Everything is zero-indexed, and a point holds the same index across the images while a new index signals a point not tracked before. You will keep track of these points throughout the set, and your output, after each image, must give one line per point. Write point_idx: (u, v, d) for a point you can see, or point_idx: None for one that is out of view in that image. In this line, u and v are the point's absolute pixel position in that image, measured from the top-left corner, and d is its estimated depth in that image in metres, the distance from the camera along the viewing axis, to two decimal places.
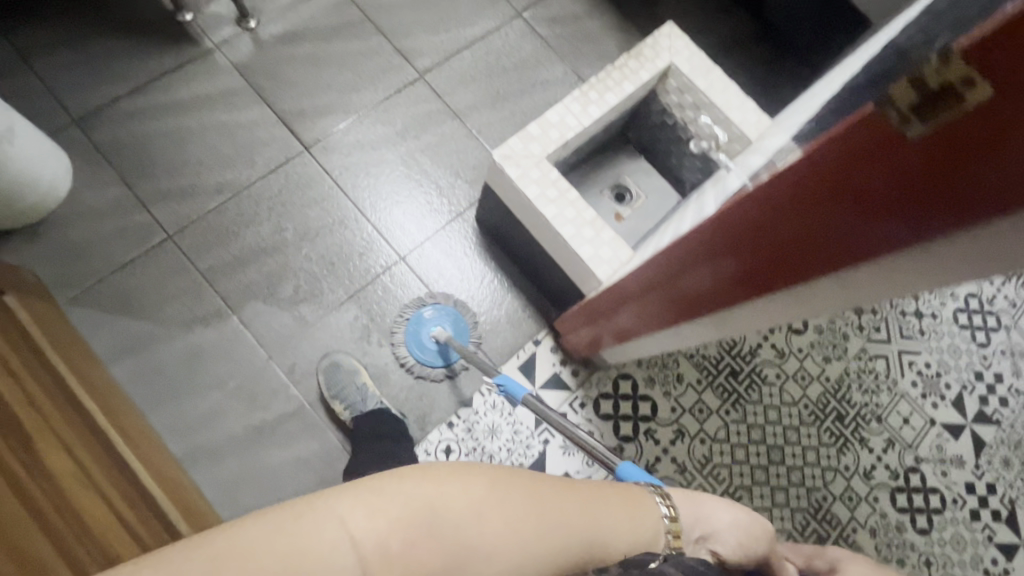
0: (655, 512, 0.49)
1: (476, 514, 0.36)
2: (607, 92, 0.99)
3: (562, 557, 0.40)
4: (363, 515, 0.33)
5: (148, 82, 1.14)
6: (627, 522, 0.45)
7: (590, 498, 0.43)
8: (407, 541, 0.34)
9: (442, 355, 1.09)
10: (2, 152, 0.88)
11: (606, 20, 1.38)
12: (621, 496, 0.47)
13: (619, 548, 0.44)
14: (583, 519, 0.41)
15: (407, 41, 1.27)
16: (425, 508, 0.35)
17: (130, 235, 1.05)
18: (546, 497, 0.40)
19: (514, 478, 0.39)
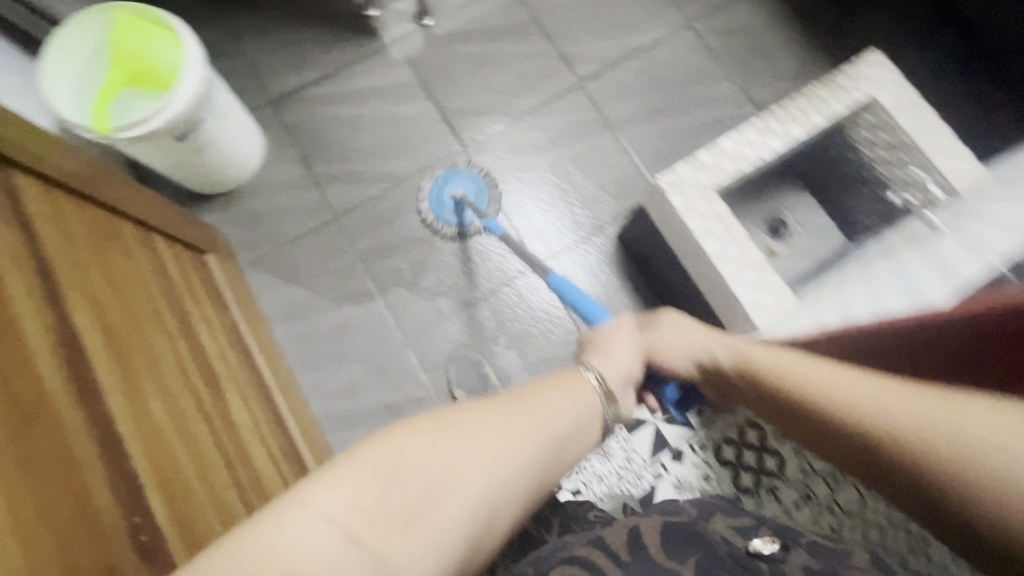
0: (583, 382, 0.67)
1: (428, 454, 0.49)
2: (792, 123, 0.91)
3: (516, 449, 0.54)
4: (331, 491, 0.43)
5: (334, 71, 1.24)
6: (561, 403, 0.62)
7: (515, 402, 0.58)
8: (376, 494, 0.45)
9: (456, 214, 1.15)
10: (220, 129, 1.00)
11: (785, 36, 1.27)
12: (548, 385, 0.63)
13: (563, 425, 0.60)
14: (517, 416, 0.56)
15: (571, 46, 1.26)
16: (378, 461, 0.46)
17: (304, 210, 1.16)
18: (472, 415, 0.54)
19: (439, 420, 0.52)
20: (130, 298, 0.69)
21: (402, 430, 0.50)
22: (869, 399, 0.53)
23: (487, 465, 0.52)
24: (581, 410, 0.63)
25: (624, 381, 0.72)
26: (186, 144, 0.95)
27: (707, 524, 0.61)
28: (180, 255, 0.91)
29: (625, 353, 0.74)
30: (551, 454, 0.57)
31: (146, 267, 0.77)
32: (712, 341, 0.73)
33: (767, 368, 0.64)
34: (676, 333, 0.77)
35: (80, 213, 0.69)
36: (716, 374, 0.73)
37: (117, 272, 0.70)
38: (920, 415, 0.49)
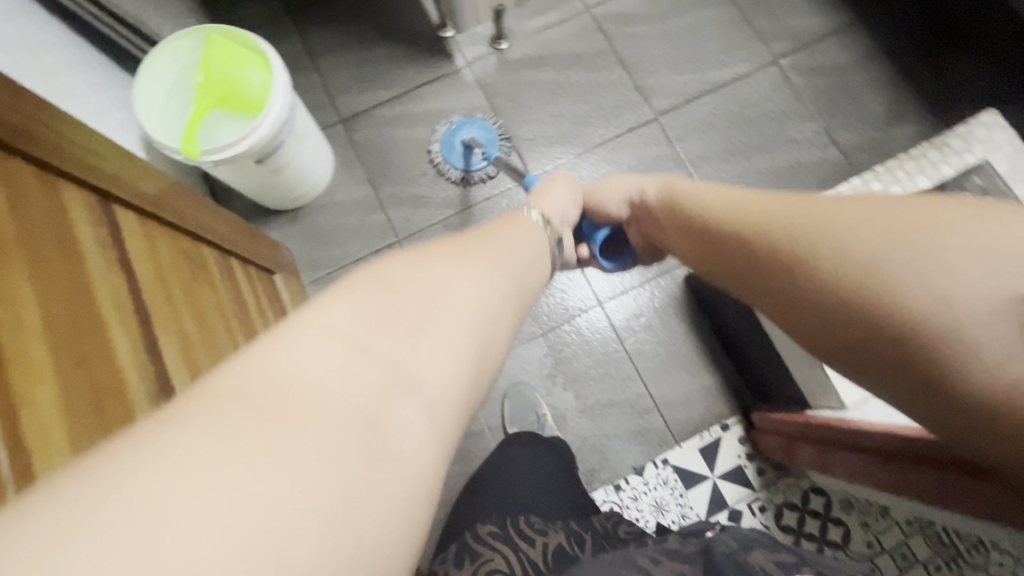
0: (530, 223, 0.69)
1: (415, 272, 0.45)
2: (894, 184, 0.85)
3: (495, 274, 0.51)
4: (328, 309, 0.39)
5: (405, 90, 1.23)
6: (521, 246, 0.62)
7: (479, 241, 0.56)
8: (376, 308, 0.41)
9: (462, 159, 1.17)
10: (297, 151, 1.00)
11: (878, 78, 1.20)
12: (501, 226, 0.64)
13: (523, 256, 0.60)
14: (483, 246, 0.55)
15: (649, 78, 1.22)
16: (368, 287, 0.42)
17: (368, 232, 1.16)
18: (447, 250, 0.51)
19: (415, 254, 0.48)
20: (214, 335, 0.69)
21: (381, 263, 0.46)
22: (810, 227, 0.53)
23: (476, 283, 0.48)
24: (534, 244, 0.65)
25: (562, 221, 0.77)
26: (265, 166, 0.95)
27: (748, 556, 0.60)
28: (252, 278, 0.91)
29: (561, 197, 0.79)
30: (520, 274, 0.56)
31: (226, 298, 0.78)
32: (646, 179, 0.78)
33: (697, 204, 0.68)
34: (612, 184, 0.83)
35: (170, 246, 0.70)
36: (640, 209, 0.78)
37: (202, 307, 0.70)
38: (874, 240, 0.49)
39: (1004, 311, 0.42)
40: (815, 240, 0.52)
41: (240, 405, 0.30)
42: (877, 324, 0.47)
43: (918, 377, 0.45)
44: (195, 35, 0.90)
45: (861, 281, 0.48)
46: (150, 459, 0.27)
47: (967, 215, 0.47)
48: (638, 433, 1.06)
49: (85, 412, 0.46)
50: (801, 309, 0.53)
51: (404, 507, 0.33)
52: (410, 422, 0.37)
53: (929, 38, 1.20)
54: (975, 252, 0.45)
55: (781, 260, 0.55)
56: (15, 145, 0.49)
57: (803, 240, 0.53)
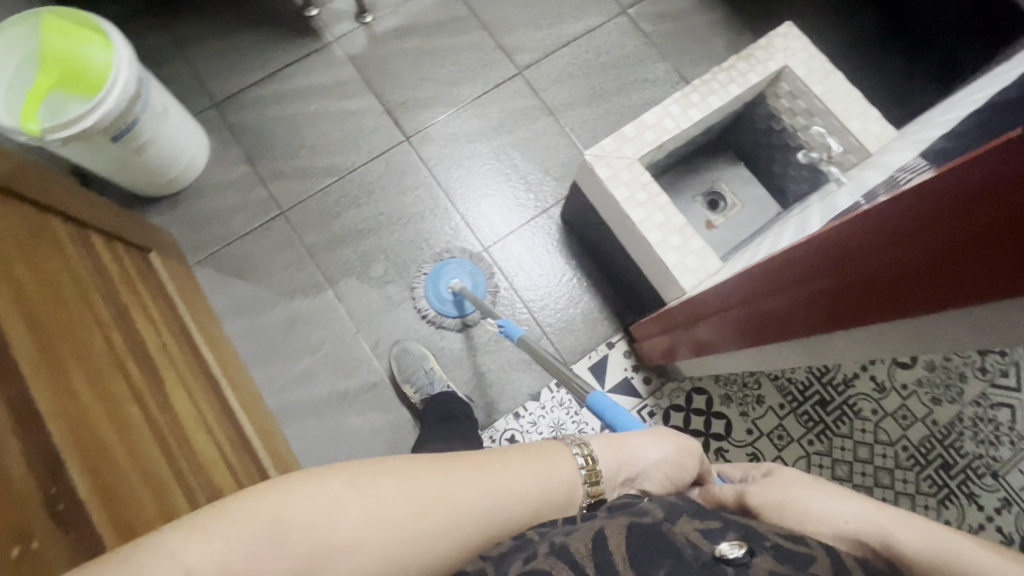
0: (567, 462, 0.50)
1: (321, 518, 0.38)
2: (710, 95, 0.95)
3: (424, 537, 0.41)
4: (197, 548, 0.35)
5: (276, 71, 1.26)
6: (527, 480, 0.47)
7: (466, 489, 0.44)
8: (248, 557, 0.36)
9: (456, 306, 1.13)
10: (158, 128, 1.01)
11: (715, 18, 1.32)
12: (515, 454, 0.48)
13: (521, 498, 0.46)
14: (461, 494, 0.43)
15: (509, 37, 1.29)
16: (268, 519, 0.37)
17: (250, 208, 1.17)
18: (402, 480, 0.42)
19: (366, 475, 0.41)
20: (56, 287, 0.70)
21: (308, 481, 0.39)
22: (969, 554, 0.38)
23: (388, 547, 0.40)
24: (547, 498, 0.48)
25: (626, 480, 0.54)
26: (124, 144, 0.96)
27: (674, 525, 0.43)
28: (119, 251, 0.92)
29: (650, 456, 0.55)
30: (496, 534, 0.45)
31: (79, 261, 0.78)
32: (877, 508, 0.43)
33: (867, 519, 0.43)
34: (801, 483, 0.49)
35: (5, 205, 0.71)
36: (880, 561, 0.41)
37: (46, 264, 0.71)
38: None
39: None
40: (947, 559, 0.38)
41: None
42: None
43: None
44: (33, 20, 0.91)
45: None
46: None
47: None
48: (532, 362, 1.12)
49: None
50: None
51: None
52: None
53: None
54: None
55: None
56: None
57: (954, 575, 0.38)
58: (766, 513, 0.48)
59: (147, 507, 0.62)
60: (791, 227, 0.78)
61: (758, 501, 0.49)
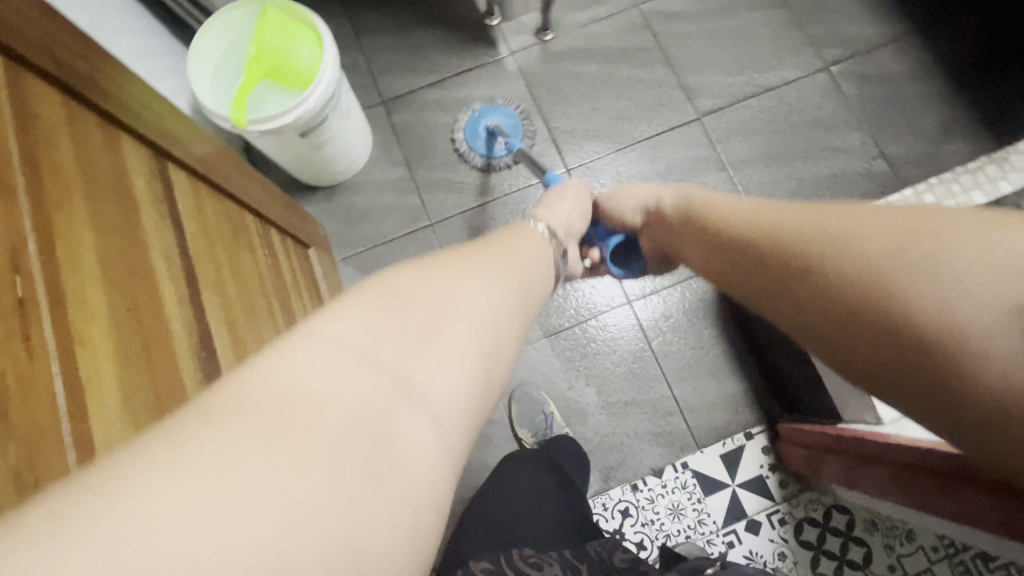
0: (537, 234, 0.65)
1: (419, 284, 0.42)
2: (947, 198, 0.83)
3: (505, 284, 0.49)
4: (332, 321, 0.36)
5: (448, 75, 1.23)
6: (529, 255, 0.58)
7: (495, 254, 0.53)
8: (381, 317, 0.38)
9: (486, 144, 1.17)
10: (339, 128, 1.01)
11: (933, 91, 1.17)
12: (506, 238, 0.59)
13: (529, 262, 0.57)
14: (493, 260, 0.51)
15: (694, 77, 1.20)
16: (379, 297, 0.40)
17: (401, 214, 1.16)
18: (454, 260, 0.48)
19: (427, 263, 0.46)
20: (248, 297, 0.69)
21: (388, 270, 0.43)
22: (825, 228, 0.50)
23: (485, 292, 0.45)
24: (544, 263, 0.60)
25: (567, 232, 0.75)
26: (309, 141, 0.96)
27: None
28: (288, 248, 0.93)
29: (566, 208, 0.76)
30: (532, 286, 0.54)
31: (263, 263, 0.79)
32: (668, 191, 0.76)
33: (707, 207, 0.67)
34: (626, 191, 0.82)
35: (214, 205, 0.71)
36: (658, 219, 0.76)
37: (241, 269, 0.71)
38: (861, 237, 0.47)
39: (1003, 321, 0.37)
40: (777, 233, 0.55)
41: (253, 417, 0.28)
42: (875, 331, 0.43)
43: (904, 356, 0.41)
44: (251, 8, 0.92)
45: (864, 275, 0.45)
46: (190, 453, 0.26)
47: (954, 227, 0.43)
48: (659, 434, 1.04)
49: (136, 364, 0.44)
50: (813, 318, 0.49)
51: (409, 520, 0.31)
52: (418, 436, 0.34)
53: (986, 53, 1.17)
54: (979, 263, 0.40)
55: (773, 261, 0.54)
56: (70, 85, 0.49)
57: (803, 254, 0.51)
58: (603, 201, 0.84)
59: None
60: None
61: (603, 199, 0.84)
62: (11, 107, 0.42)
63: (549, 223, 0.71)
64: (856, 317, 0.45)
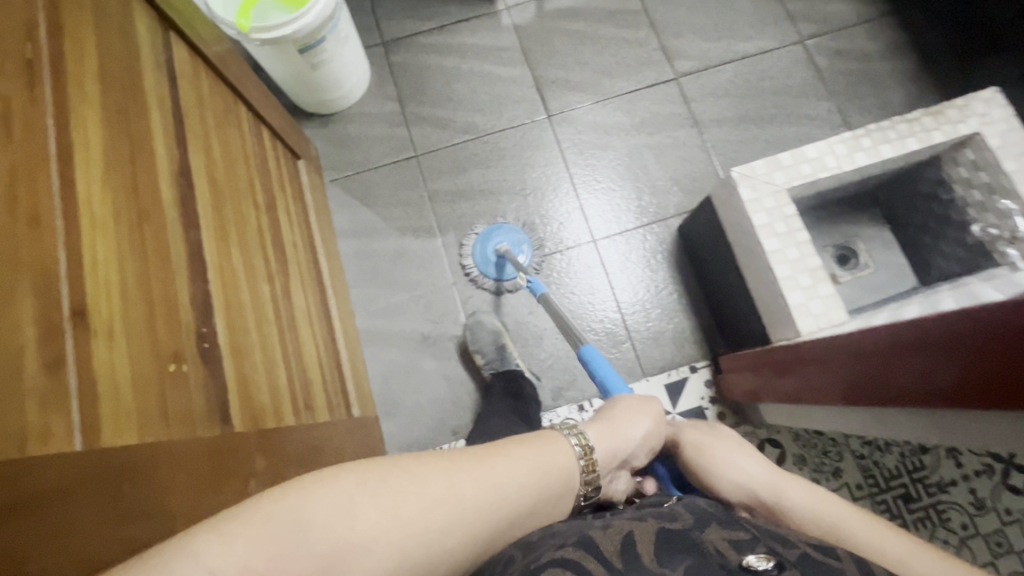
0: (565, 448, 0.54)
1: (336, 514, 0.38)
2: (884, 143, 0.90)
3: (452, 525, 0.43)
4: (222, 544, 0.34)
5: (446, 23, 1.31)
6: (524, 478, 0.49)
7: (466, 470, 0.45)
8: (272, 555, 0.35)
9: (498, 269, 1.15)
10: (336, 52, 1.09)
11: (900, 68, 1.23)
12: (512, 447, 0.50)
13: (516, 493, 0.47)
14: (464, 490, 0.44)
15: (675, 41, 1.27)
16: (284, 522, 0.36)
17: (390, 143, 1.24)
18: (414, 479, 0.43)
19: (375, 475, 0.42)
20: (232, 164, 0.77)
21: (323, 480, 0.40)
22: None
23: (408, 541, 0.40)
24: (533, 488, 0.49)
25: (620, 459, 0.61)
26: (306, 59, 1.05)
27: (702, 534, 0.46)
28: (279, 151, 1.01)
29: (635, 433, 0.63)
30: (498, 533, 0.46)
31: (250, 148, 0.87)
32: (781, 477, 0.60)
33: (832, 530, 0.54)
34: (734, 453, 0.64)
35: (210, 83, 0.80)
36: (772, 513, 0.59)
37: (229, 142, 0.79)
38: (876, 537, 0.52)
39: None
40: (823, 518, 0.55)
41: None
42: None
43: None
44: None
45: None
46: None
47: None
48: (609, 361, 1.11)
49: (121, 153, 0.52)
50: None
51: None
52: None
53: (957, 37, 1.23)
54: None
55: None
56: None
57: (842, 535, 0.54)
58: (693, 453, 0.66)
59: (260, 371, 0.68)
60: (919, 305, 0.72)
61: (688, 438, 0.68)
62: None
63: (591, 440, 0.58)
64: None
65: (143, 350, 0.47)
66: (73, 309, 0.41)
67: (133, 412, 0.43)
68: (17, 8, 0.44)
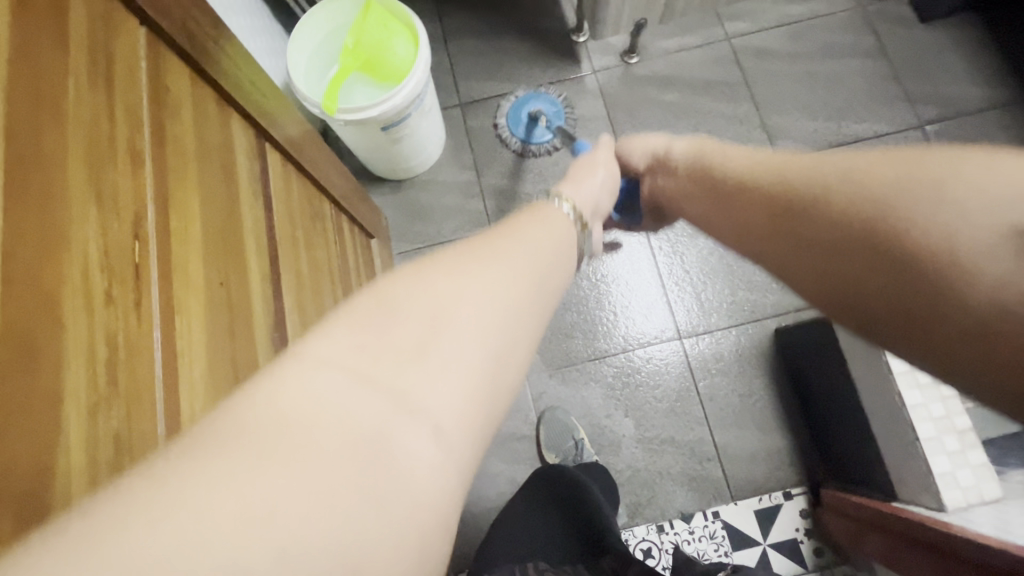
0: (560, 215, 0.53)
1: (411, 283, 0.36)
2: None
3: (517, 265, 0.41)
4: (323, 340, 0.32)
5: (526, 85, 1.23)
6: (553, 237, 0.48)
7: (497, 236, 0.44)
8: (375, 331, 0.33)
9: (526, 130, 1.19)
10: (418, 126, 1.02)
11: None
12: (522, 218, 0.49)
13: (551, 241, 0.47)
14: (505, 244, 0.42)
15: (778, 119, 1.17)
16: (360, 304, 0.34)
17: (463, 215, 1.17)
18: (458, 250, 0.40)
19: (426, 258, 0.39)
20: (317, 282, 0.70)
21: (379, 277, 0.37)
22: (827, 167, 0.44)
23: (497, 287, 0.38)
24: (565, 241, 0.49)
25: (593, 212, 0.61)
26: (387, 134, 0.98)
27: None
28: (354, 237, 0.94)
29: (595, 183, 0.63)
30: (555, 266, 0.45)
31: (332, 252, 0.80)
32: (682, 139, 0.63)
33: (728, 169, 0.54)
34: (637, 141, 0.68)
35: (299, 189, 0.73)
36: (672, 172, 0.62)
37: (315, 257, 0.72)
38: (817, 163, 0.46)
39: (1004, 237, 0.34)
40: (748, 174, 0.51)
41: (243, 449, 0.26)
42: (864, 265, 0.40)
43: (904, 315, 0.37)
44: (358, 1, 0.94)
45: (824, 207, 0.43)
46: (192, 491, 0.24)
47: (946, 150, 0.40)
48: (693, 479, 1.01)
49: (220, 338, 0.45)
50: (818, 249, 0.43)
51: (418, 546, 0.28)
52: (413, 446, 0.30)
53: None
54: (978, 173, 0.36)
55: (779, 203, 0.47)
56: (197, 60, 0.51)
57: (765, 172, 0.50)
58: (621, 148, 0.69)
59: None
60: None
61: (620, 145, 0.70)
62: (148, 76, 0.43)
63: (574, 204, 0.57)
64: (846, 249, 0.41)
65: None
66: None
67: None
68: (127, 197, 0.38)
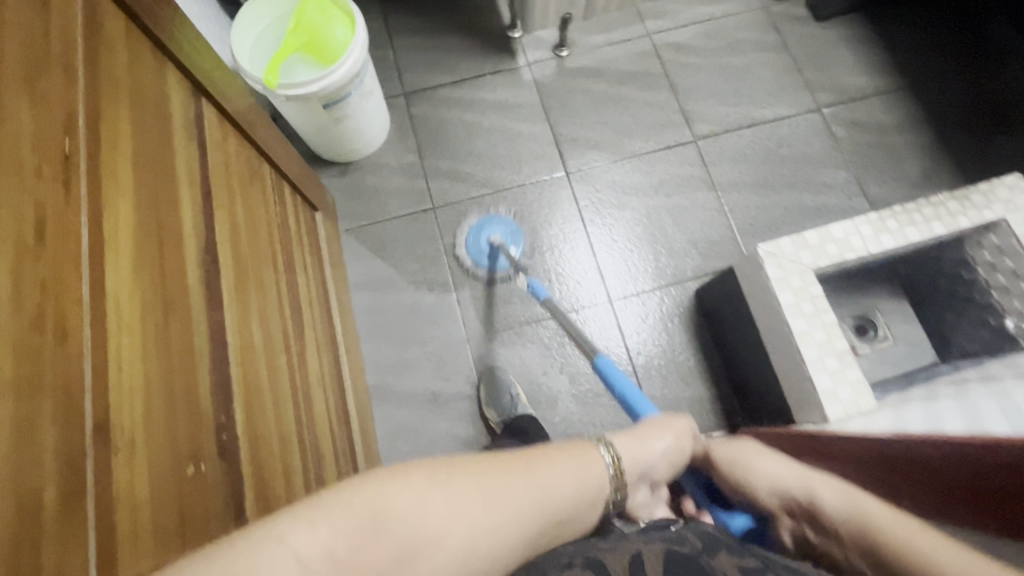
0: (596, 460, 0.55)
1: (413, 507, 0.41)
2: (909, 225, 0.89)
3: (509, 512, 0.45)
4: (308, 530, 0.36)
5: (467, 77, 1.32)
6: (568, 484, 0.51)
7: (517, 466, 0.48)
8: (352, 544, 0.37)
9: (490, 258, 1.17)
10: (360, 106, 1.09)
11: (917, 142, 1.25)
12: (557, 452, 0.53)
13: (562, 490, 0.50)
14: (521, 485, 0.47)
15: (694, 105, 1.29)
16: (363, 510, 0.39)
17: (408, 195, 1.24)
18: (476, 473, 0.45)
19: (444, 473, 0.44)
20: (254, 229, 0.76)
21: (397, 478, 0.41)
22: (902, 527, 0.55)
23: (482, 536, 0.43)
24: (586, 488, 0.52)
25: (642, 475, 0.60)
26: (329, 112, 1.04)
27: (711, 560, 0.50)
28: (298, 206, 0.99)
29: (658, 450, 0.62)
30: (547, 530, 0.49)
31: (272, 210, 0.85)
32: (806, 479, 0.64)
33: (855, 515, 0.59)
34: (760, 455, 0.68)
35: (238, 148, 0.79)
36: (809, 512, 0.62)
37: (253, 209, 0.78)
38: (895, 523, 0.55)
39: None
40: (857, 501, 0.59)
41: None
42: None
43: None
44: None
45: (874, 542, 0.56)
46: None
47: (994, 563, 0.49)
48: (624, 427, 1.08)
49: (149, 238, 0.50)
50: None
51: None
52: None
53: (972, 113, 1.26)
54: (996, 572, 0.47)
55: (878, 552, 0.55)
56: (132, 8, 0.57)
57: (878, 529, 0.56)
58: (727, 463, 0.68)
59: (275, 452, 0.65)
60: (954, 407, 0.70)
61: (720, 454, 0.69)
62: (83, 9, 0.49)
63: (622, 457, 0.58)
64: None
65: (163, 456, 0.45)
66: (95, 425, 0.38)
67: (150, 531, 0.41)
68: (58, 100, 0.43)
